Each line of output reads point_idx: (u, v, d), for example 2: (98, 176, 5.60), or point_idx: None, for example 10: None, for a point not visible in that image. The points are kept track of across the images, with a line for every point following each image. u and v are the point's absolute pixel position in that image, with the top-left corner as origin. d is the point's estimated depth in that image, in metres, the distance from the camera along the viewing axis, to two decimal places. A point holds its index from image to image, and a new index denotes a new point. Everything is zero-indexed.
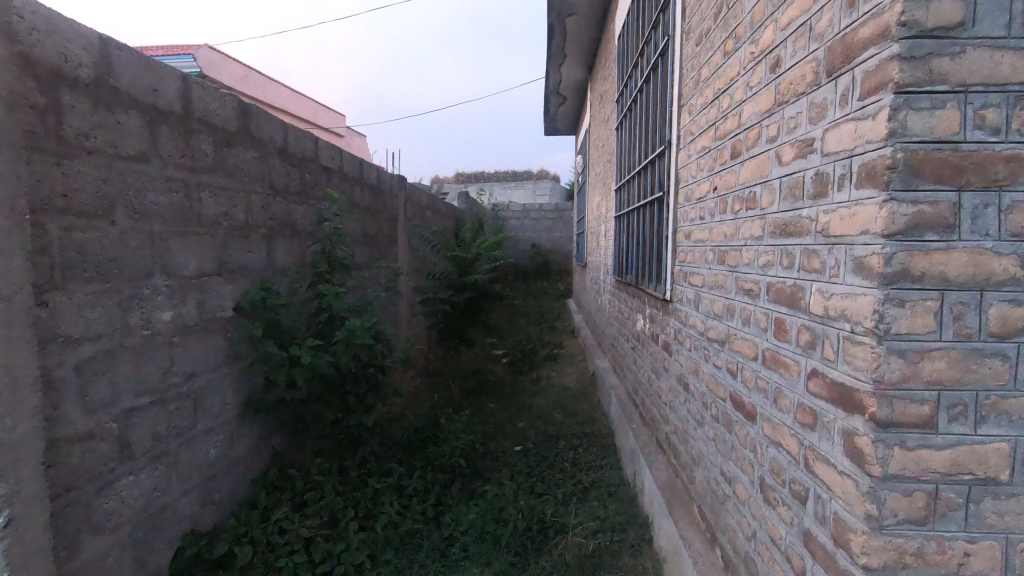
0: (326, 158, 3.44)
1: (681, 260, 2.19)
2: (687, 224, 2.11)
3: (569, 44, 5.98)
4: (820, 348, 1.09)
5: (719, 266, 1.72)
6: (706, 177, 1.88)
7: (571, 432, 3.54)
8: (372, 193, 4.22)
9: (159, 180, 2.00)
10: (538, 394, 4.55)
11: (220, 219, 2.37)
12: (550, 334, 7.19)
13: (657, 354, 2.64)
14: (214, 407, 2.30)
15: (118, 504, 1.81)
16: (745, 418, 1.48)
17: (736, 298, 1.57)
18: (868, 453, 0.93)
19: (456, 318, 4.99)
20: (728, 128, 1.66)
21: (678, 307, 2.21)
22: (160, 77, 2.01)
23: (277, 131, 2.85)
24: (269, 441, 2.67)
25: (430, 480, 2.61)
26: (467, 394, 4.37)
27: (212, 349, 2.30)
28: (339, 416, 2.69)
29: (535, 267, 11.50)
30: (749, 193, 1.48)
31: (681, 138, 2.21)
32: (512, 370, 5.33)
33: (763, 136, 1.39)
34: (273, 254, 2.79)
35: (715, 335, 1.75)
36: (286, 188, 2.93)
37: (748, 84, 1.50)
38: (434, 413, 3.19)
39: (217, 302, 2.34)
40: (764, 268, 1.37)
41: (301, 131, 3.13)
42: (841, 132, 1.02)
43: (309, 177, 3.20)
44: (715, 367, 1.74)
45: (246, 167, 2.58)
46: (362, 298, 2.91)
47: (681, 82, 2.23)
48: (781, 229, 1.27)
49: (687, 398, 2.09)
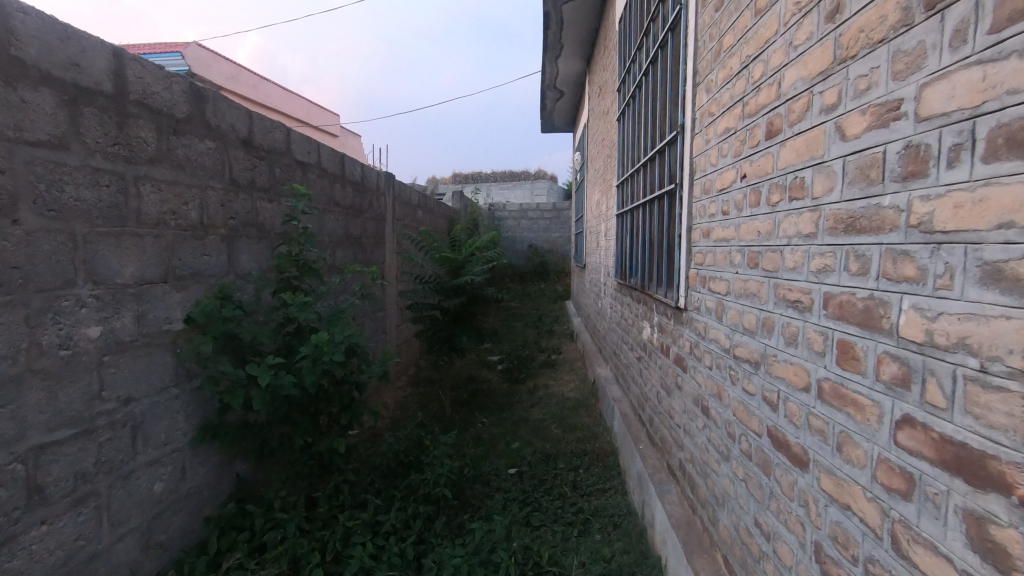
0: (302, 152, 3.15)
1: (697, 262, 1.89)
2: (705, 220, 1.82)
3: (567, 35, 5.72)
4: (917, 386, 0.78)
5: (750, 270, 1.42)
6: (731, 163, 1.58)
7: (570, 451, 3.24)
8: (355, 191, 3.93)
9: (82, 171, 1.70)
10: (535, 405, 4.25)
11: (166, 217, 2.06)
12: (547, 339, 6.91)
13: (668, 368, 2.34)
14: (159, 435, 2.00)
15: (27, 562, 1.51)
16: (791, 462, 1.17)
17: (776, 311, 1.26)
18: (1015, 554, 0.62)
19: (447, 324, 4.63)
20: (761, 104, 1.36)
21: (695, 317, 1.91)
22: (84, 50, 1.71)
23: (239, 119, 2.54)
24: (230, 468, 2.37)
25: (411, 513, 2.30)
26: (459, 406, 4.08)
27: (156, 368, 1.99)
28: (309, 441, 2.38)
29: (532, 269, 11.20)
30: (795, 179, 1.18)
31: (697, 122, 1.91)
32: (508, 378, 5.03)
33: (815, 106, 1.09)
34: (235, 257, 2.49)
35: (744, 354, 1.45)
36: (250, 184, 2.63)
37: (792, 43, 1.19)
38: (419, 433, 2.88)
39: (163, 313, 2.03)
40: (819, 275, 1.07)
41: (271, 121, 2.83)
42: (955, 83, 0.72)
43: (279, 171, 2.90)
44: (745, 394, 1.44)
45: (200, 159, 2.27)
46: (336, 305, 2.59)
47: (696, 58, 1.92)
48: (845, 223, 0.97)
49: (706, 423, 1.80)
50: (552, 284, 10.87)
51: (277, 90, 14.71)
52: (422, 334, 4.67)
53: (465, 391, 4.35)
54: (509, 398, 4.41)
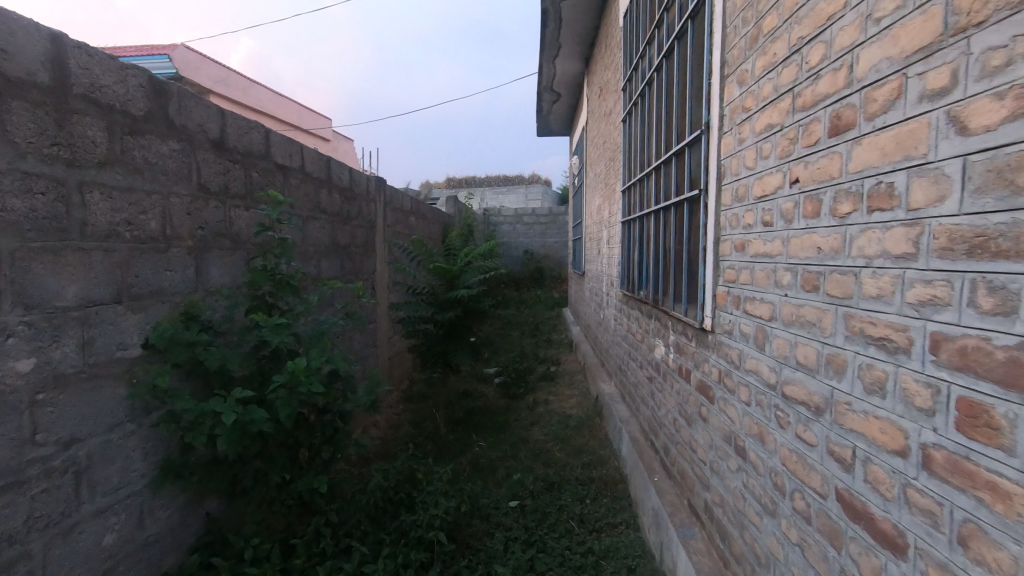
0: (283, 155, 2.90)
1: (728, 279, 1.65)
2: (738, 231, 1.58)
3: (565, 34, 5.51)
4: None
5: (807, 294, 1.18)
6: (774, 166, 1.35)
7: (575, 478, 2.99)
8: (342, 197, 3.69)
9: (9, 176, 1.45)
10: (535, 424, 4.00)
11: (120, 228, 1.81)
12: (545, 349, 6.66)
13: (688, 395, 2.11)
14: (111, 478, 1.74)
15: None
16: (876, 541, 0.93)
17: (848, 347, 1.03)
18: None
19: (440, 339, 4.16)
20: (821, 95, 1.13)
21: (725, 343, 1.67)
22: (11, 34, 1.46)
23: (209, 118, 2.30)
24: (199, 507, 2.11)
25: (402, 562, 2.04)
26: (453, 427, 3.83)
27: (107, 402, 1.73)
28: (286, 478, 2.13)
29: (528, 275, 10.96)
30: (877, 185, 0.95)
31: (726, 119, 1.68)
32: (506, 393, 4.78)
33: (912, 92, 0.86)
34: (204, 271, 2.24)
35: (798, 395, 1.22)
36: (223, 190, 2.38)
37: (872, 15, 0.96)
38: (410, 463, 2.63)
39: (115, 339, 1.78)
40: (922, 309, 0.83)
41: (247, 121, 2.59)
42: None
43: (257, 176, 2.66)
44: (800, 442, 1.21)
45: (163, 162, 2.02)
46: (318, 323, 2.34)
47: (724, 46, 1.69)
48: (970, 243, 0.74)
49: (741, 466, 1.56)
50: (549, 290, 10.63)
51: (268, 94, 14.46)
52: (413, 350, 4.21)
53: (460, 409, 4.10)
54: (507, 416, 4.16)
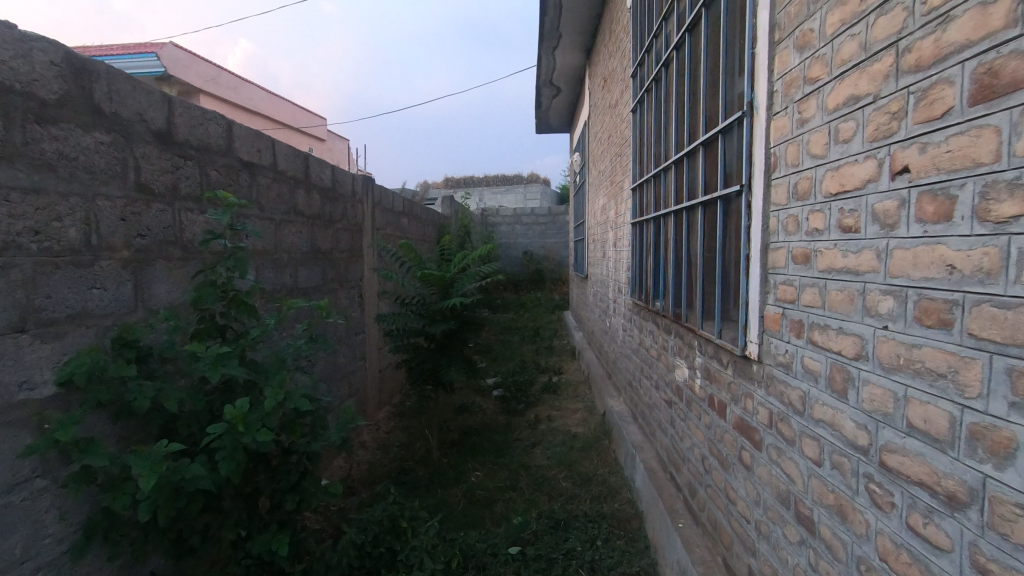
0: (249, 151, 2.55)
1: (784, 299, 1.31)
2: (800, 238, 1.24)
3: (564, 23, 5.18)
4: None
5: (927, 331, 0.84)
6: (860, 151, 1.01)
7: (584, 514, 2.64)
8: (323, 198, 3.34)
9: None
10: (536, 445, 3.67)
11: (22, 238, 1.46)
12: (545, 357, 6.31)
13: (723, 432, 1.77)
14: (12, 551, 1.39)
15: None
16: None
17: (1015, 421, 0.68)
18: None
19: (432, 353, 3.71)
20: (953, 45, 0.79)
21: (780, 379, 1.33)
22: None
23: (153, 105, 1.95)
24: (139, 569, 1.76)
25: None
26: (449, 452, 3.50)
27: (3, 458, 1.38)
28: (243, 535, 1.77)
29: (527, 276, 10.62)
30: None
31: (779, 96, 1.33)
32: (505, 409, 4.43)
33: None
34: (146, 286, 1.89)
35: (910, 471, 0.87)
36: (171, 191, 2.03)
37: None
38: (393, 509, 2.29)
39: (17, 377, 1.43)
40: None
41: (203, 111, 2.24)
42: None
43: (215, 174, 2.31)
44: (915, 540, 0.86)
45: (86, 157, 1.67)
46: (283, 346, 1.99)
47: (776, 4, 1.35)
48: None
49: (806, 541, 1.22)
50: (549, 292, 10.29)
51: (261, 92, 14.12)
52: (402, 366, 3.77)
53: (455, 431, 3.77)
54: (507, 436, 3.82)
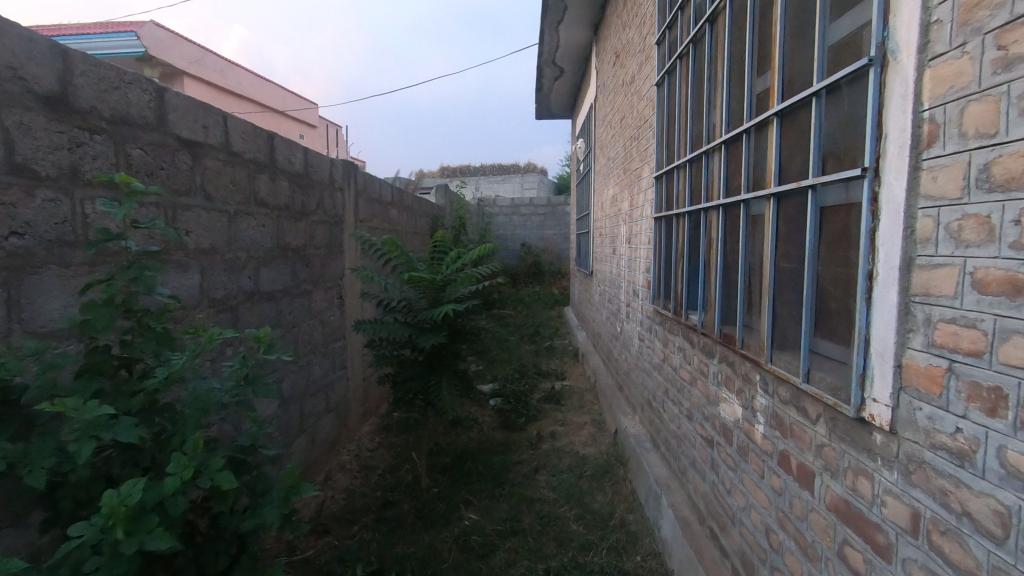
0: (190, 126, 2.05)
1: (955, 349, 0.83)
2: (1000, 252, 0.76)
3: None
4: None
5: None
6: None
7: (599, 570, 2.18)
8: (292, 185, 2.83)
9: None
10: (540, 470, 3.21)
11: None
12: (546, 359, 5.85)
13: (806, 508, 1.30)
14: None
15: None
16: None
17: None
18: None
19: (419, 366, 3.21)
20: None
21: (944, 473, 0.86)
22: None
23: (37, 56, 1.44)
24: None
25: None
26: (440, 480, 3.03)
27: None
28: None
29: (525, 269, 10.13)
30: None
31: (952, 26, 0.84)
32: (503, 423, 3.96)
33: None
34: (21, 302, 1.40)
35: None
36: (68, 173, 1.53)
37: None
38: None
39: None
40: None
41: (121, 70, 1.73)
42: None
43: (140, 154, 1.81)
44: None
45: None
46: (214, 381, 1.50)
47: None
48: None
49: None
50: (548, 287, 9.82)
51: (248, 76, 13.51)
52: (386, 380, 3.28)
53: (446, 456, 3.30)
54: (506, 458, 3.36)
